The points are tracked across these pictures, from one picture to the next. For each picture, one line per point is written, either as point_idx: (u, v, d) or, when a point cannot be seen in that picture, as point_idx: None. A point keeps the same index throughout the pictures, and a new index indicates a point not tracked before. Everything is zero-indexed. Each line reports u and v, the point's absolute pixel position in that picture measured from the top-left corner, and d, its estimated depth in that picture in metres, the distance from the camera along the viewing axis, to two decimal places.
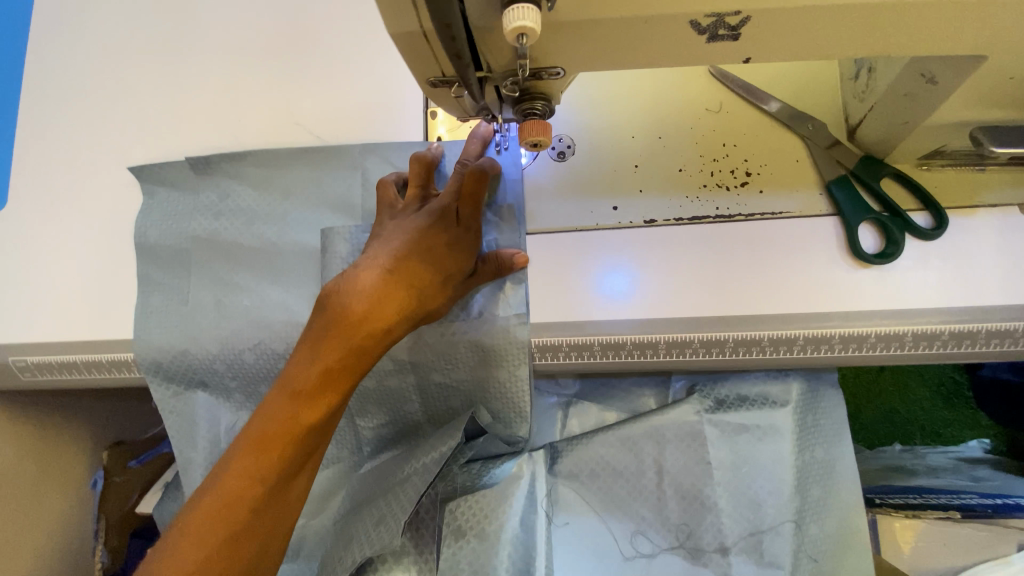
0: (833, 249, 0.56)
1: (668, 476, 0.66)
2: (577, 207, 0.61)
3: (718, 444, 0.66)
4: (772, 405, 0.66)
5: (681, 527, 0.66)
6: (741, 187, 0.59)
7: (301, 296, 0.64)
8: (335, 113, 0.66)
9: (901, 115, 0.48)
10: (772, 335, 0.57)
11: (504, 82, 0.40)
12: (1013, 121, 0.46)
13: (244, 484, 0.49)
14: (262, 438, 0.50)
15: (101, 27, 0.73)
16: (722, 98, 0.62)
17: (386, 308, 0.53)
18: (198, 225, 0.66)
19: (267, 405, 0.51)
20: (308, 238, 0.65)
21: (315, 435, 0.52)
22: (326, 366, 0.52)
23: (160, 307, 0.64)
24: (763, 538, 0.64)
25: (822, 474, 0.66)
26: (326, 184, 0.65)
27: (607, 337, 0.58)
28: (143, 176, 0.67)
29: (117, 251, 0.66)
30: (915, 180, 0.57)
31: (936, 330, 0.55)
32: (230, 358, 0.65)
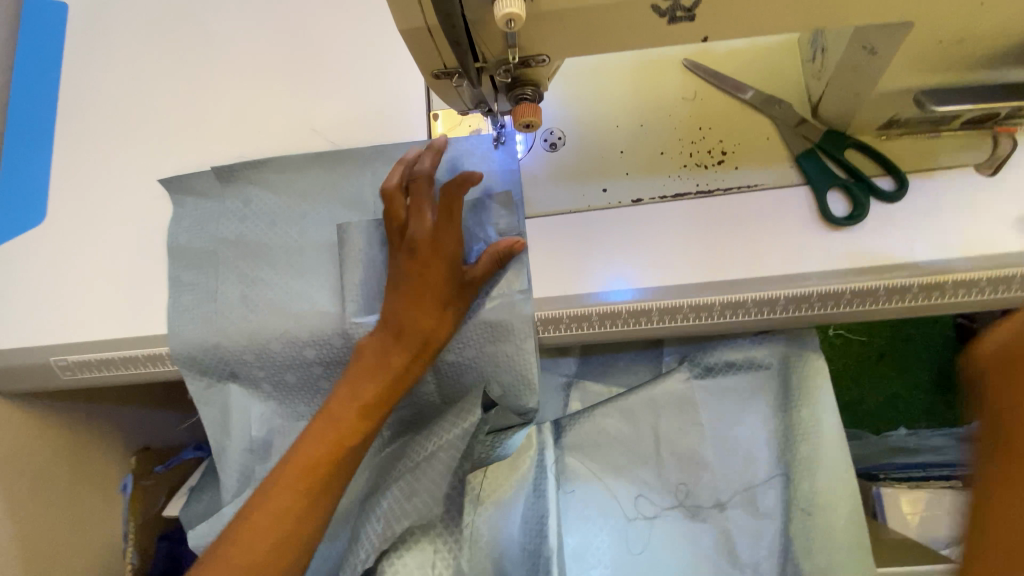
0: (806, 215, 0.62)
1: (665, 439, 0.72)
2: (570, 191, 0.67)
3: (710, 408, 0.71)
4: (758, 369, 0.70)
5: (681, 487, 0.71)
6: (718, 165, 0.65)
7: (321, 287, 0.69)
8: (345, 120, 0.73)
9: (853, 86, 0.54)
10: (755, 297, 0.61)
11: (497, 71, 0.46)
12: (951, 85, 0.51)
13: (292, 499, 0.58)
14: (308, 462, 0.60)
15: (130, 55, 0.80)
16: (696, 86, 0.68)
17: (404, 338, 0.61)
18: (224, 228, 0.72)
19: (309, 432, 0.61)
20: (325, 234, 0.71)
21: (354, 452, 0.62)
22: (365, 402, 0.62)
23: (191, 304, 0.70)
24: (757, 491, 0.69)
25: (811, 431, 0.69)
26: (340, 184, 0.71)
27: (604, 307, 0.63)
28: (172, 186, 0.73)
29: (151, 256, 0.72)
30: (878, 149, 0.63)
31: (906, 283, 0.60)
32: (256, 348, 0.70)
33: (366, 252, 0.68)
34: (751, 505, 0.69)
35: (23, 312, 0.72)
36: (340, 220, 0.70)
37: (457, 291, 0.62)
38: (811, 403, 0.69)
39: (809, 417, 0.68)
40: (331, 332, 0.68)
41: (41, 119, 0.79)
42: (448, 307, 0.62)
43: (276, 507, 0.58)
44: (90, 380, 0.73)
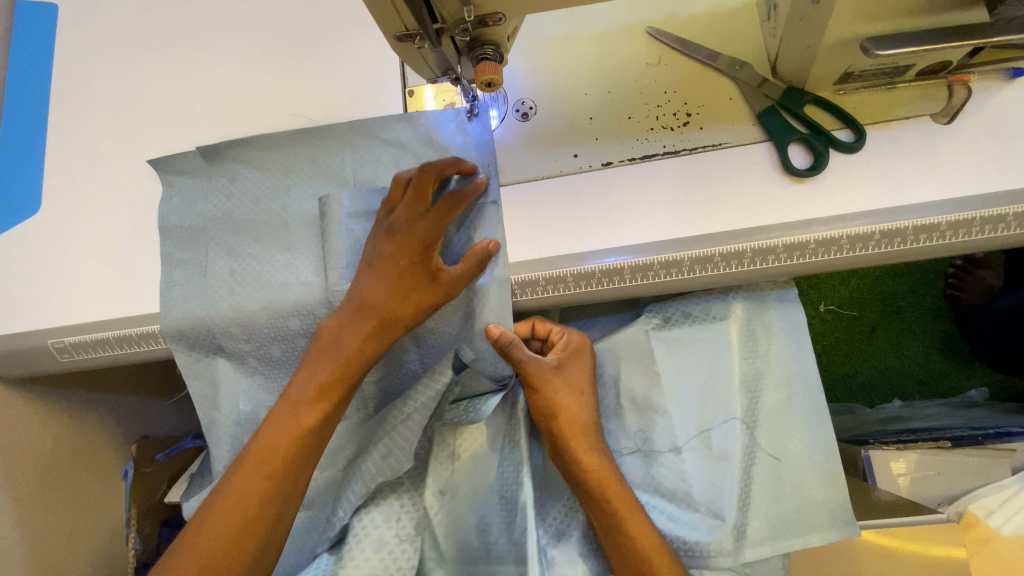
0: (769, 170, 0.64)
1: (625, 389, 0.73)
2: (542, 157, 0.69)
3: (665, 358, 0.71)
4: (715, 320, 0.71)
5: (639, 433, 0.72)
6: (683, 126, 0.67)
7: (307, 260, 0.72)
8: (325, 102, 0.76)
9: (804, 39, 0.56)
10: (722, 250, 0.63)
11: (456, 31, 0.49)
12: (898, 31, 0.53)
13: (253, 485, 0.62)
14: (268, 445, 0.64)
15: (116, 48, 0.83)
16: (660, 52, 0.70)
17: (362, 326, 0.65)
18: (211, 206, 0.75)
19: (273, 417, 0.65)
20: (309, 209, 0.73)
21: (316, 438, 0.66)
22: (321, 383, 0.66)
23: (182, 280, 0.73)
24: (710, 435, 0.69)
25: (783, 385, 0.71)
26: (321, 160, 0.74)
27: (578, 267, 0.65)
28: (161, 168, 0.76)
29: (143, 235, 0.75)
30: (838, 104, 0.64)
31: (868, 230, 0.61)
32: (244, 322, 0.72)
33: (346, 225, 0.71)
34: (706, 449, 0.69)
35: (21, 294, 0.75)
36: (322, 195, 0.73)
37: (419, 284, 0.64)
38: (776, 353, 0.71)
39: (776, 368, 0.71)
40: (318, 302, 0.71)
41: (32, 109, 0.82)
42: (407, 294, 0.64)
43: (237, 491, 0.62)
44: (87, 361, 0.75)
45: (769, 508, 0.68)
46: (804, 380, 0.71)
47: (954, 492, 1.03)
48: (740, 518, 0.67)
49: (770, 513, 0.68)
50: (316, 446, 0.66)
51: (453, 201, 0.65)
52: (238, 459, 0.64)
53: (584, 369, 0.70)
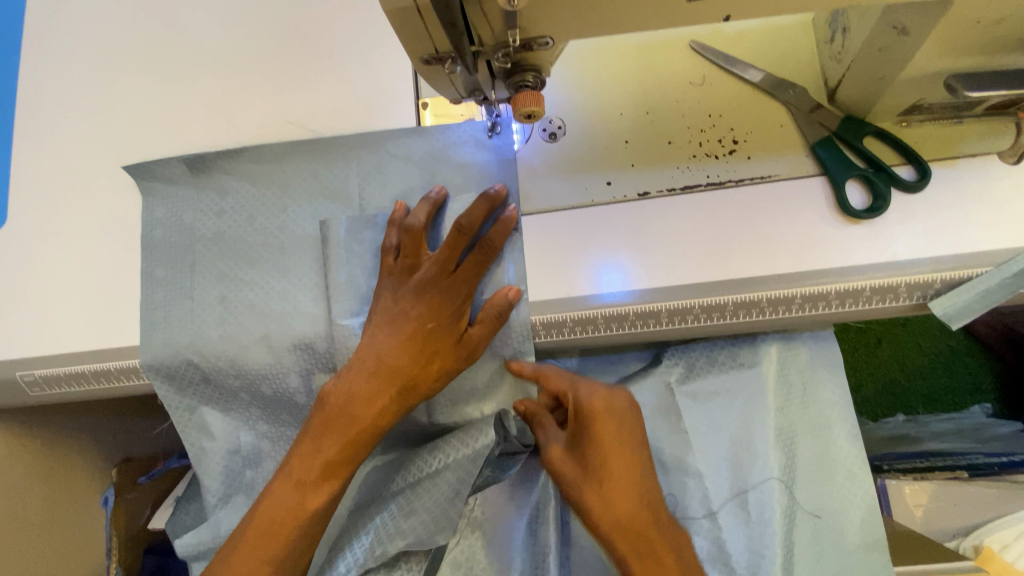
0: (823, 208, 0.58)
1: (653, 448, 0.70)
2: (571, 184, 0.62)
3: (693, 412, 0.70)
4: (742, 367, 0.69)
5: (669, 499, 0.69)
6: (729, 155, 0.61)
7: (306, 289, 0.65)
8: (330, 111, 0.68)
9: (878, 70, 0.51)
10: (772, 295, 0.58)
11: (495, 56, 0.42)
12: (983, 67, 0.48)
13: (252, 571, 0.56)
14: (266, 527, 0.58)
15: (92, 40, 0.74)
16: (705, 71, 0.64)
17: (379, 396, 0.59)
18: (198, 222, 0.68)
19: (272, 494, 0.59)
20: (309, 230, 0.66)
21: (320, 518, 0.60)
22: (327, 458, 0.59)
23: (164, 302, 0.66)
24: (748, 496, 0.68)
25: (816, 428, 0.69)
26: (323, 176, 0.66)
27: (610, 309, 0.60)
28: (140, 175, 0.68)
29: (120, 251, 0.68)
30: (898, 137, 0.59)
31: (929, 279, 0.56)
32: (233, 354, 0.65)
33: (348, 253, 0.64)
34: (743, 509, 0.68)
35: None
36: (325, 216, 0.65)
37: (445, 348, 0.60)
38: (809, 404, 0.70)
39: (809, 417, 0.69)
40: (317, 335, 0.64)
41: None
42: (431, 360, 0.60)
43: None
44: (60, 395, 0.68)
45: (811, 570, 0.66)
46: (844, 427, 0.69)
47: (969, 523, 0.98)
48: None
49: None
50: (321, 526, 0.60)
51: (483, 255, 0.59)
52: (235, 536, 0.59)
53: (613, 438, 0.57)
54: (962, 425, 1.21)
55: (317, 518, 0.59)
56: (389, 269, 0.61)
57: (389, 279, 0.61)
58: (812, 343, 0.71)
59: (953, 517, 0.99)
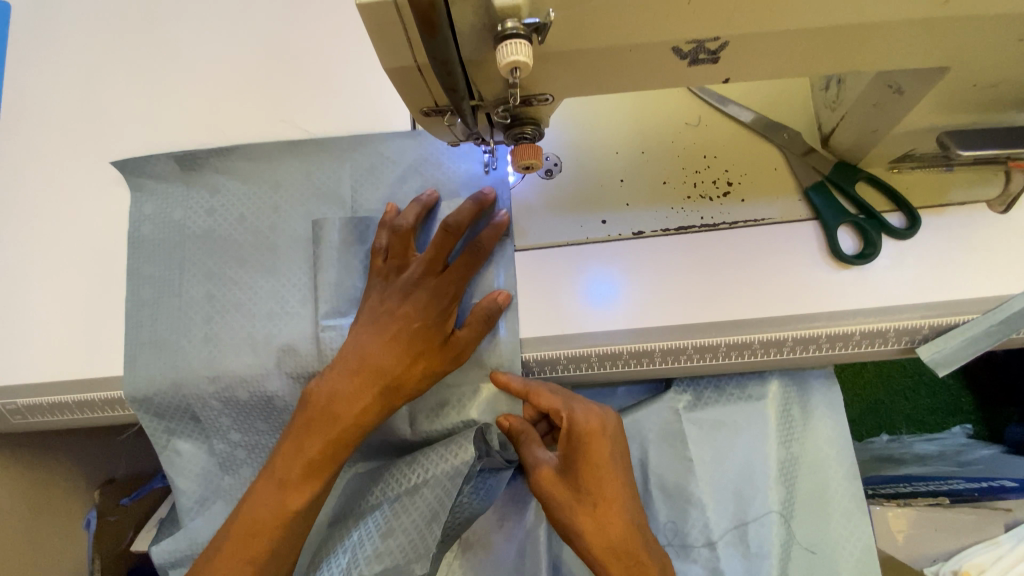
0: (814, 252, 0.59)
1: (654, 474, 0.70)
2: (567, 222, 0.62)
3: (698, 442, 0.70)
4: (750, 399, 0.70)
5: (669, 526, 0.69)
6: (723, 197, 0.62)
7: (295, 288, 0.64)
8: (326, 140, 0.68)
9: (871, 123, 0.53)
10: (764, 338, 0.59)
11: (494, 109, 0.42)
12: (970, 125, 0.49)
13: (234, 572, 0.54)
14: (248, 528, 0.56)
15: (79, 61, 0.72)
16: (700, 112, 0.65)
17: (362, 395, 0.57)
18: (188, 219, 0.67)
19: (255, 495, 0.57)
20: (300, 229, 0.66)
21: (302, 521, 0.58)
22: (309, 458, 0.57)
23: (151, 300, 0.65)
24: (748, 529, 0.68)
25: (814, 467, 0.71)
26: (315, 176, 0.66)
27: (603, 348, 0.60)
28: (128, 170, 0.67)
29: (106, 246, 0.66)
30: (889, 184, 0.60)
31: (917, 324, 0.58)
32: (215, 342, 0.64)
33: (340, 255, 0.64)
34: (741, 541, 0.68)
35: None
36: (317, 216, 0.65)
37: (431, 350, 0.58)
38: (805, 439, 0.71)
39: (809, 453, 0.71)
40: (306, 339, 0.63)
41: None
42: (416, 360, 0.58)
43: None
44: (44, 423, 0.67)
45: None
46: (841, 466, 0.70)
47: (949, 548, 0.98)
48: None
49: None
50: (303, 528, 0.58)
51: (472, 257, 0.59)
52: (218, 539, 0.57)
53: (603, 461, 0.56)
54: (944, 448, 1.18)
55: (301, 521, 0.57)
56: (379, 270, 0.61)
57: (378, 280, 0.61)
58: (814, 380, 0.72)
59: (934, 542, 0.99)
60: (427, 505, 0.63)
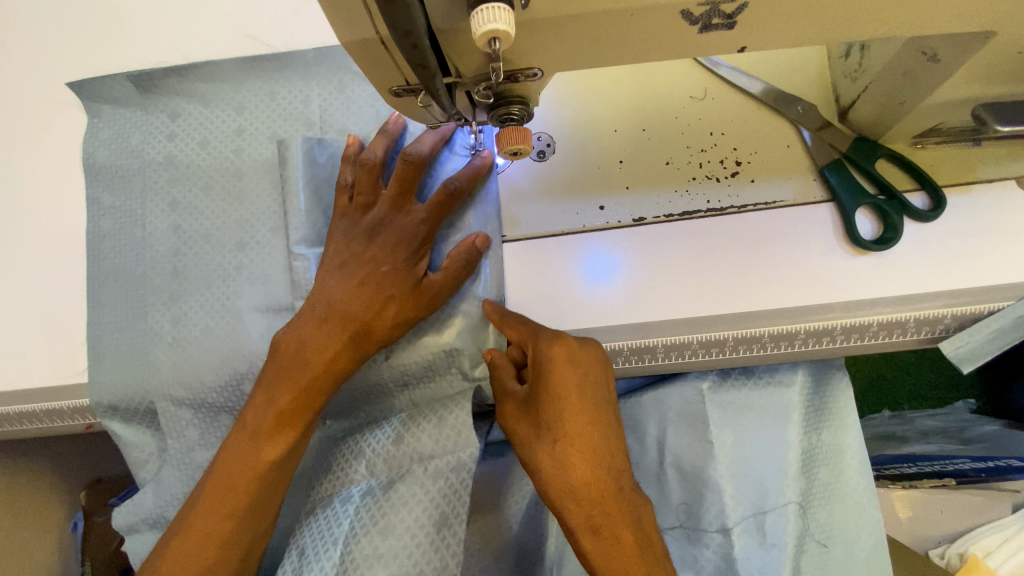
0: (830, 237, 0.54)
1: (670, 454, 0.68)
2: (562, 209, 0.57)
3: (721, 425, 0.65)
4: (778, 385, 0.66)
5: (682, 507, 0.67)
6: (731, 178, 0.57)
7: (264, 224, 0.60)
8: (292, 109, 0.61)
9: (899, 95, 0.48)
10: (774, 331, 0.55)
11: (475, 87, 0.37)
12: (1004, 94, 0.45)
13: (212, 526, 0.51)
14: (216, 486, 0.52)
15: (19, 29, 0.66)
16: (707, 84, 0.59)
17: (331, 343, 0.53)
18: (147, 145, 0.62)
19: (227, 449, 0.53)
20: (266, 153, 0.61)
21: (277, 474, 0.54)
22: (280, 409, 0.53)
23: (112, 231, 0.61)
24: (766, 518, 0.64)
25: (831, 458, 0.67)
26: (281, 97, 0.61)
27: (603, 345, 0.56)
28: (84, 93, 0.62)
29: (63, 176, 0.62)
30: (913, 162, 0.55)
31: (940, 314, 0.53)
32: (182, 264, 0.61)
33: (310, 177, 0.58)
34: (757, 533, 0.64)
35: None
36: (281, 137, 0.61)
37: (402, 294, 0.54)
38: (834, 428, 0.68)
39: (824, 444, 0.67)
40: (280, 280, 0.60)
41: None
42: (386, 306, 0.54)
43: (194, 535, 0.50)
44: (12, 432, 0.63)
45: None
46: (856, 457, 0.67)
47: (957, 530, 0.96)
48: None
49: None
50: (283, 481, 0.55)
51: (448, 197, 0.55)
52: (193, 497, 0.53)
53: (570, 393, 0.51)
54: (946, 424, 1.13)
55: (278, 474, 0.54)
56: (343, 210, 0.56)
57: (342, 220, 0.56)
58: (834, 371, 0.69)
59: (941, 523, 0.97)
60: (428, 506, 0.58)
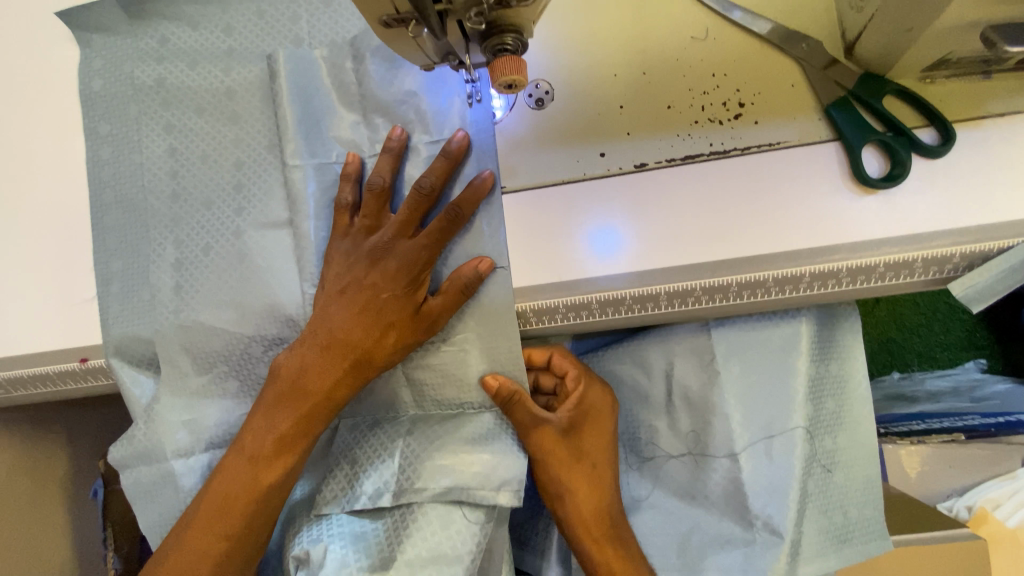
0: (836, 177, 0.53)
1: (678, 385, 0.68)
2: (561, 157, 0.56)
3: (728, 357, 0.65)
4: (793, 319, 0.65)
5: (691, 435, 0.68)
6: (735, 119, 0.55)
7: (263, 168, 0.60)
8: (279, 32, 0.60)
9: (905, 21, 0.47)
10: (778, 274, 0.54)
11: (468, 15, 0.37)
12: (1008, 9, 0.44)
13: (209, 545, 0.56)
14: (222, 503, 0.57)
15: None
16: (709, 23, 0.57)
17: (330, 371, 0.57)
18: (139, 70, 0.62)
19: (226, 470, 0.58)
20: (257, 75, 0.60)
21: (275, 495, 0.59)
22: (281, 433, 0.58)
23: (112, 159, 0.62)
24: (774, 442, 0.64)
25: (836, 387, 0.68)
26: (268, 14, 0.60)
27: (605, 293, 0.55)
28: (74, 22, 0.61)
29: (58, 103, 0.63)
30: (924, 98, 0.53)
31: (947, 252, 0.53)
32: (180, 188, 0.61)
33: (298, 87, 0.59)
34: (761, 455, 0.65)
35: None
36: (269, 53, 0.60)
37: (401, 321, 0.56)
38: (844, 359, 0.68)
39: (833, 378, 0.67)
40: (276, 196, 0.60)
41: None
42: (386, 333, 0.56)
43: (191, 550, 0.56)
44: (29, 396, 0.64)
45: (820, 520, 0.65)
46: (862, 398, 0.68)
47: (964, 484, 0.96)
48: (795, 531, 0.63)
49: (821, 527, 0.65)
50: (278, 504, 0.59)
51: (448, 222, 0.55)
52: (191, 511, 0.58)
53: (600, 432, 0.65)
54: (956, 384, 1.09)
55: (272, 496, 0.58)
56: (344, 230, 0.57)
57: (344, 240, 0.57)
58: (842, 311, 0.68)
59: (951, 478, 0.97)
60: (491, 439, 0.61)
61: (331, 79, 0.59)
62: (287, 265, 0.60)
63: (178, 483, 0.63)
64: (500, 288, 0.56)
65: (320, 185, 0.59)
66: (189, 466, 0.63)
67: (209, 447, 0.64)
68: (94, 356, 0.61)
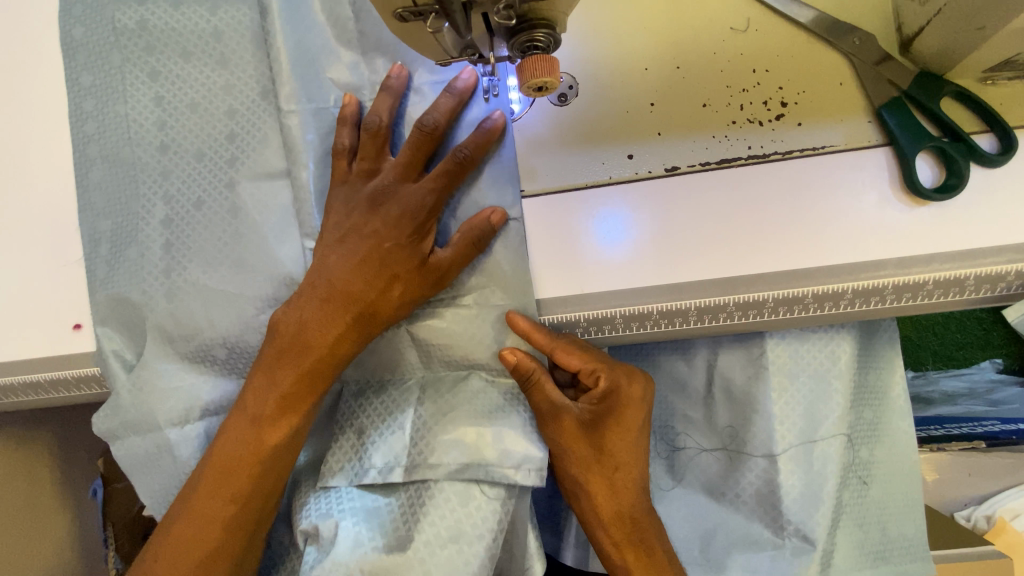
0: (886, 188, 0.49)
1: (720, 377, 0.65)
2: (584, 159, 0.52)
3: (776, 348, 0.61)
4: (842, 334, 0.61)
5: (727, 429, 0.65)
6: (775, 121, 0.51)
7: (254, 116, 0.56)
8: None
9: (976, 21, 0.42)
10: (818, 290, 0.50)
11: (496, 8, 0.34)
12: None
13: (212, 509, 0.52)
14: (223, 466, 0.53)
15: None
16: (750, 14, 0.52)
17: (333, 323, 0.52)
18: (120, 12, 0.57)
19: (228, 432, 0.54)
20: (248, 19, 0.56)
21: (279, 459, 0.54)
22: (283, 393, 0.53)
23: (95, 112, 0.57)
24: (815, 447, 0.61)
25: (871, 396, 0.65)
26: None
27: (628, 306, 0.51)
28: None
29: (38, 53, 0.58)
30: (987, 102, 0.49)
31: (1003, 270, 0.49)
32: (167, 141, 0.57)
33: (295, 33, 0.54)
34: (806, 458, 0.61)
35: None
36: None
37: (407, 273, 0.51)
38: (883, 370, 0.65)
39: (868, 390, 0.65)
40: (276, 156, 0.56)
41: None
42: (391, 285, 0.52)
43: (196, 515, 0.52)
44: (20, 402, 0.61)
45: (854, 534, 0.63)
46: (901, 416, 0.65)
47: (984, 492, 0.92)
48: (828, 540, 0.61)
49: (855, 540, 0.63)
50: (281, 470, 0.55)
51: (456, 164, 0.50)
52: (194, 479, 0.54)
53: (631, 427, 0.58)
54: (972, 385, 1.03)
55: (277, 461, 0.54)
56: (343, 175, 0.53)
57: (343, 187, 0.53)
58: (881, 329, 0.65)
59: (970, 484, 0.93)
60: (502, 403, 0.57)
61: (328, 20, 0.55)
62: (289, 241, 0.57)
63: (174, 453, 0.58)
64: (513, 238, 0.52)
65: (320, 136, 0.55)
66: (184, 435, 0.58)
67: (205, 414, 0.59)
68: (87, 322, 0.56)
